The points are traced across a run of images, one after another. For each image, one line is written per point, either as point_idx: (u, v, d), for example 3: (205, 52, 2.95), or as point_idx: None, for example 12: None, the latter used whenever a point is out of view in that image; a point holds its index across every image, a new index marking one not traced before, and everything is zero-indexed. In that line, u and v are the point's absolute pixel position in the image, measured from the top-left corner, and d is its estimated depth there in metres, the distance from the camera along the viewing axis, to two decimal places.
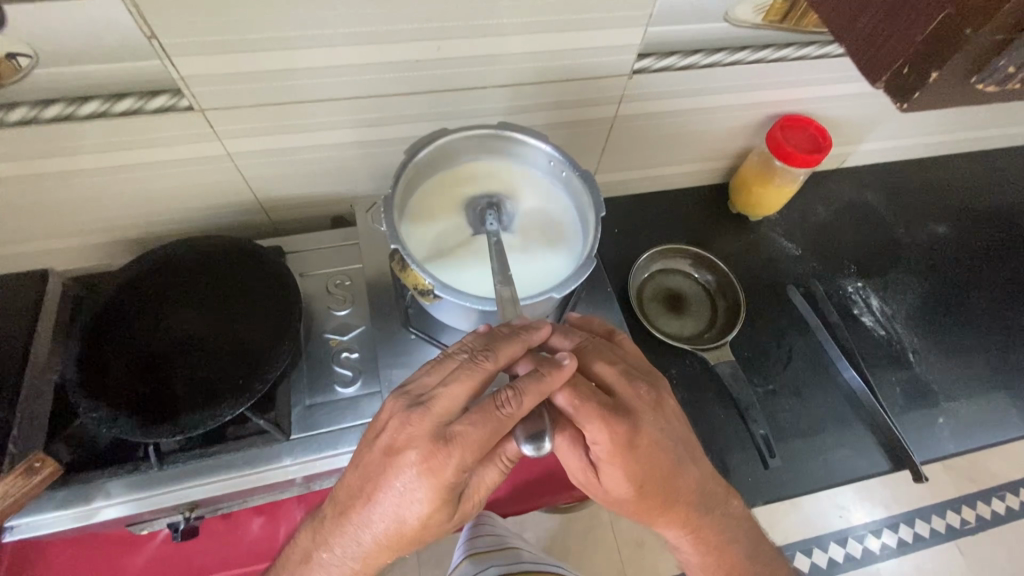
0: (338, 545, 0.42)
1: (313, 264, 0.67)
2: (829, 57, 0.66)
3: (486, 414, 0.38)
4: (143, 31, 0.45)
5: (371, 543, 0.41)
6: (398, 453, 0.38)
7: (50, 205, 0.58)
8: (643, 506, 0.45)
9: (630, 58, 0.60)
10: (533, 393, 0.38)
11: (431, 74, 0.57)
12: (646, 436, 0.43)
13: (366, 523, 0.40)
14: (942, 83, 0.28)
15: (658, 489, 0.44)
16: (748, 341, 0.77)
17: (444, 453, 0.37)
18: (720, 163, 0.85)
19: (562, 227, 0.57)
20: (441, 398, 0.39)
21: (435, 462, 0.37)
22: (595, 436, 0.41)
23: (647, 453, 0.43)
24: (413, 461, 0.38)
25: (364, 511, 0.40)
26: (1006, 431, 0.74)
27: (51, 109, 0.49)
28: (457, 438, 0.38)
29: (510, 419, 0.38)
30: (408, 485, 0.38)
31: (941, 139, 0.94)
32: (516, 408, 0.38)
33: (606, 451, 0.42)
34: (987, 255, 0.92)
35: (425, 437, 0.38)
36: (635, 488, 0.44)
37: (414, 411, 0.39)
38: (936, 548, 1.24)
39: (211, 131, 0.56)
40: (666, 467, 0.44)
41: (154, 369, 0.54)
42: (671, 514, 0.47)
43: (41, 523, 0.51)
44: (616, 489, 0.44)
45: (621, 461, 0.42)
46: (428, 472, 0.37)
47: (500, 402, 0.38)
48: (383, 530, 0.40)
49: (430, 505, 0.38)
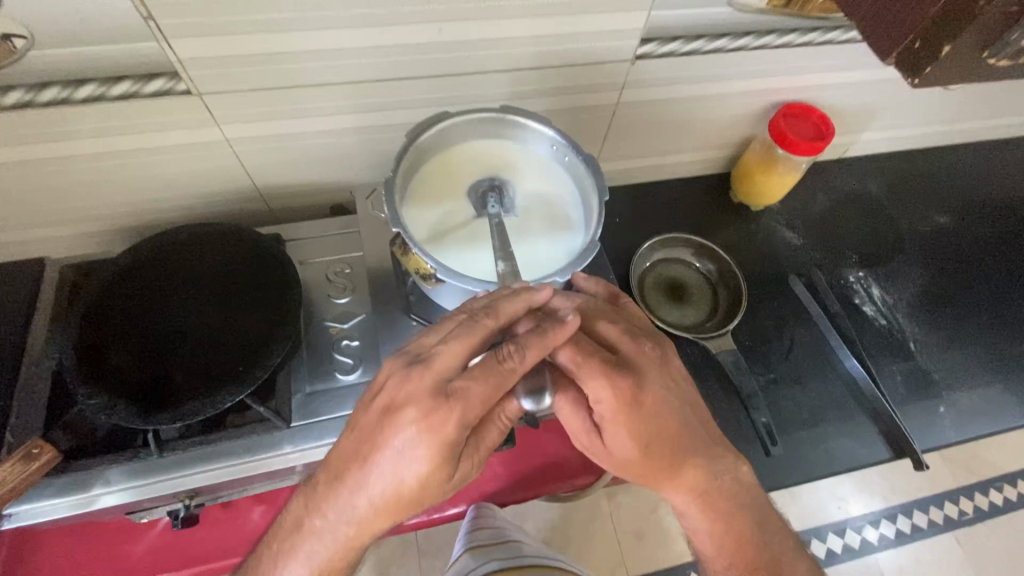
0: (333, 510, 0.40)
1: (313, 252, 0.66)
2: (834, 43, 0.66)
3: (488, 368, 0.38)
4: (139, 11, 0.45)
5: (366, 508, 0.40)
6: (397, 410, 0.38)
7: (46, 192, 0.58)
8: (649, 468, 0.45)
9: (634, 43, 0.60)
10: (536, 348, 0.39)
11: (432, 59, 0.56)
12: (651, 393, 0.43)
13: (361, 487, 0.39)
14: (953, 58, 0.28)
15: (664, 450, 0.44)
16: (749, 330, 0.77)
17: (445, 408, 0.38)
18: (722, 152, 0.84)
19: (565, 211, 0.57)
20: (442, 355, 0.39)
21: (435, 417, 0.37)
22: (598, 392, 0.42)
23: (652, 411, 0.43)
24: (413, 418, 0.38)
25: (359, 474, 0.39)
26: (1006, 420, 0.75)
27: (46, 92, 0.49)
28: (459, 393, 0.38)
29: (512, 373, 0.39)
30: (408, 443, 0.38)
31: (944, 129, 0.93)
32: (519, 361, 0.39)
33: (610, 409, 0.42)
34: (989, 245, 0.91)
35: (425, 393, 0.38)
36: (640, 448, 0.43)
37: (414, 368, 0.39)
38: (934, 538, 1.24)
39: (209, 116, 0.55)
40: (671, 425, 0.44)
41: (151, 357, 0.54)
42: (678, 478, 0.46)
43: (40, 510, 0.51)
44: (620, 449, 0.44)
45: (626, 418, 0.42)
46: (429, 428, 0.37)
47: (503, 356, 0.39)
48: (380, 493, 0.39)
49: (430, 463, 0.38)
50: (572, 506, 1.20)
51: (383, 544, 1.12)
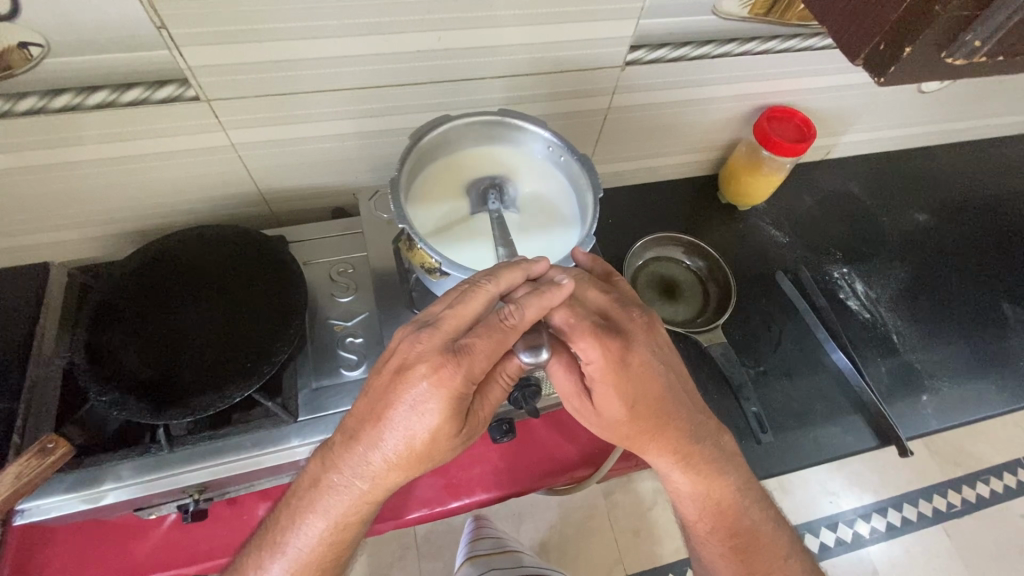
0: (348, 466, 0.43)
1: (316, 253, 0.68)
2: (812, 49, 0.69)
3: (491, 327, 0.41)
4: (154, 21, 0.47)
5: (381, 463, 0.42)
6: (409, 369, 0.41)
7: (54, 197, 0.59)
8: (636, 429, 0.48)
9: (623, 50, 0.63)
10: (534, 306, 0.41)
11: (432, 65, 0.58)
12: (637, 356, 0.46)
13: (377, 443, 0.42)
14: (915, 57, 0.31)
15: (650, 411, 0.47)
16: (739, 324, 0.80)
17: (453, 364, 0.40)
18: (709, 154, 0.88)
19: (561, 208, 0.59)
20: (448, 318, 0.42)
21: (444, 373, 0.40)
22: (588, 353, 0.44)
23: (639, 373, 0.46)
24: (423, 374, 0.40)
25: (374, 431, 0.42)
26: (988, 408, 0.78)
27: (59, 99, 0.50)
28: (466, 350, 0.40)
29: (513, 330, 0.42)
30: (420, 397, 0.40)
31: (920, 131, 0.98)
32: (519, 319, 0.41)
33: (599, 370, 0.44)
34: (967, 242, 0.95)
35: (434, 352, 0.41)
36: (628, 409, 0.46)
37: (423, 331, 0.42)
38: (924, 531, 1.27)
39: (216, 121, 0.57)
40: (657, 388, 0.47)
41: (161, 355, 0.55)
42: (663, 440, 0.49)
43: (52, 505, 0.52)
44: (609, 411, 0.47)
45: (614, 378, 0.45)
46: (438, 383, 0.40)
47: (503, 316, 0.41)
48: (395, 448, 0.42)
49: (440, 416, 0.40)
50: (570, 505, 1.21)
51: (382, 546, 1.13)
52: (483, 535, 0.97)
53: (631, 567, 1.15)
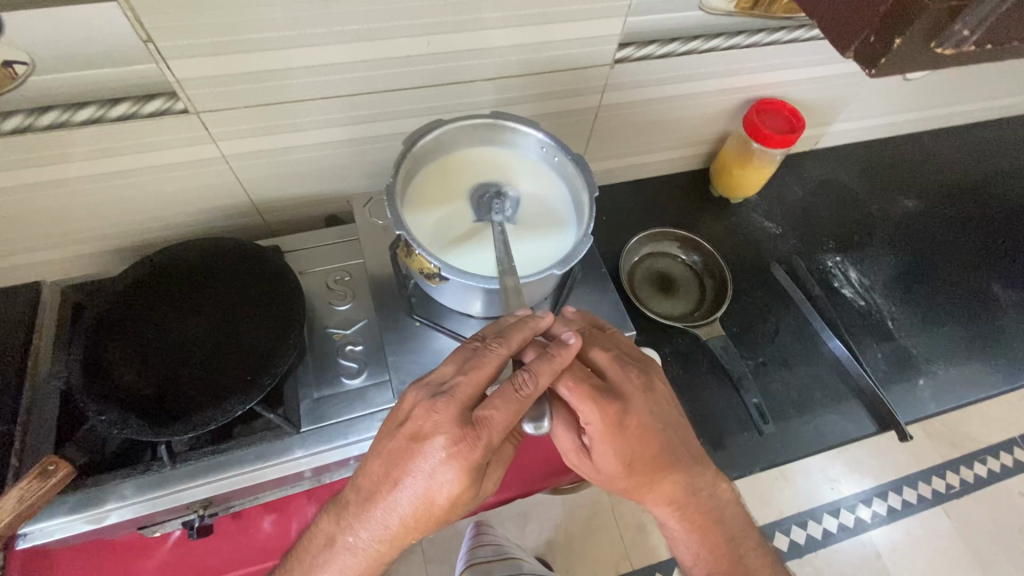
0: (362, 527, 0.43)
1: (312, 262, 0.68)
2: (799, 41, 0.70)
3: (506, 397, 0.41)
4: (139, 35, 0.46)
5: (397, 524, 0.43)
6: (425, 439, 0.41)
7: (43, 216, 0.58)
8: (633, 482, 0.49)
9: (612, 48, 0.63)
10: (546, 372, 0.42)
11: (423, 69, 0.58)
12: (635, 417, 0.46)
13: (392, 505, 0.42)
14: (905, 48, 0.31)
15: (645, 466, 0.48)
16: (736, 317, 0.80)
17: (472, 437, 0.40)
18: (700, 148, 0.88)
19: (558, 209, 0.60)
20: (464, 386, 0.42)
21: (463, 445, 0.40)
22: (588, 416, 0.44)
23: (635, 433, 0.46)
24: (441, 445, 0.40)
25: (390, 494, 0.42)
26: (984, 389, 0.78)
27: (47, 116, 0.50)
28: (483, 422, 0.41)
29: (528, 399, 0.41)
30: (437, 466, 0.40)
31: (905, 118, 0.99)
32: (533, 387, 0.41)
33: (599, 431, 0.45)
34: (958, 226, 0.96)
35: (452, 423, 0.41)
36: (625, 466, 0.47)
37: (438, 399, 0.41)
38: (925, 513, 1.28)
39: (206, 133, 0.56)
40: (654, 446, 0.47)
41: (160, 371, 0.54)
42: (660, 490, 0.50)
43: (53, 528, 0.51)
44: (608, 467, 0.47)
45: (612, 440, 0.45)
46: (456, 455, 0.40)
47: (518, 384, 0.41)
48: (411, 511, 0.42)
49: (459, 484, 0.41)
50: (574, 504, 1.21)
51: None
52: (483, 541, 0.98)
53: (637, 562, 1.15)
